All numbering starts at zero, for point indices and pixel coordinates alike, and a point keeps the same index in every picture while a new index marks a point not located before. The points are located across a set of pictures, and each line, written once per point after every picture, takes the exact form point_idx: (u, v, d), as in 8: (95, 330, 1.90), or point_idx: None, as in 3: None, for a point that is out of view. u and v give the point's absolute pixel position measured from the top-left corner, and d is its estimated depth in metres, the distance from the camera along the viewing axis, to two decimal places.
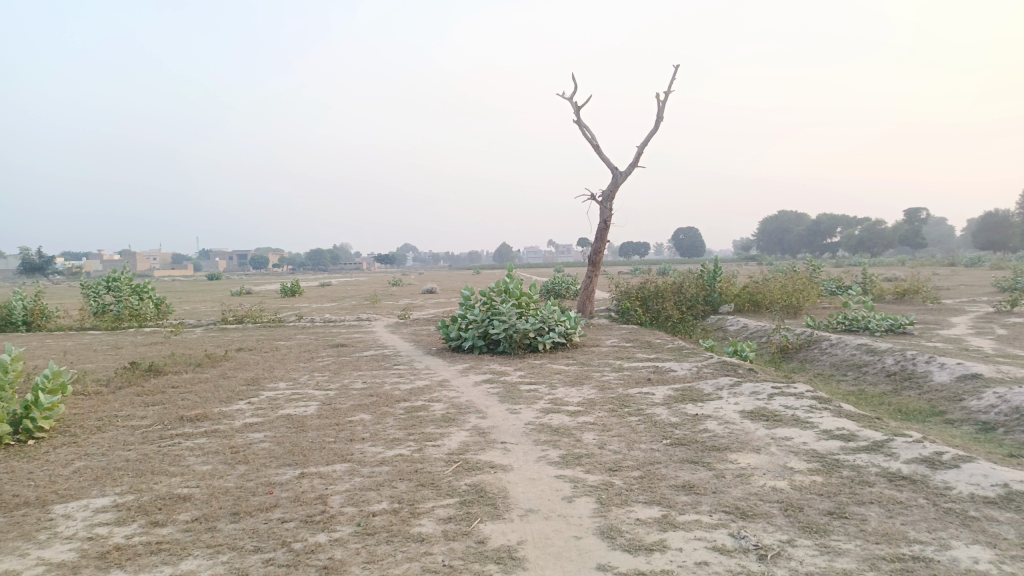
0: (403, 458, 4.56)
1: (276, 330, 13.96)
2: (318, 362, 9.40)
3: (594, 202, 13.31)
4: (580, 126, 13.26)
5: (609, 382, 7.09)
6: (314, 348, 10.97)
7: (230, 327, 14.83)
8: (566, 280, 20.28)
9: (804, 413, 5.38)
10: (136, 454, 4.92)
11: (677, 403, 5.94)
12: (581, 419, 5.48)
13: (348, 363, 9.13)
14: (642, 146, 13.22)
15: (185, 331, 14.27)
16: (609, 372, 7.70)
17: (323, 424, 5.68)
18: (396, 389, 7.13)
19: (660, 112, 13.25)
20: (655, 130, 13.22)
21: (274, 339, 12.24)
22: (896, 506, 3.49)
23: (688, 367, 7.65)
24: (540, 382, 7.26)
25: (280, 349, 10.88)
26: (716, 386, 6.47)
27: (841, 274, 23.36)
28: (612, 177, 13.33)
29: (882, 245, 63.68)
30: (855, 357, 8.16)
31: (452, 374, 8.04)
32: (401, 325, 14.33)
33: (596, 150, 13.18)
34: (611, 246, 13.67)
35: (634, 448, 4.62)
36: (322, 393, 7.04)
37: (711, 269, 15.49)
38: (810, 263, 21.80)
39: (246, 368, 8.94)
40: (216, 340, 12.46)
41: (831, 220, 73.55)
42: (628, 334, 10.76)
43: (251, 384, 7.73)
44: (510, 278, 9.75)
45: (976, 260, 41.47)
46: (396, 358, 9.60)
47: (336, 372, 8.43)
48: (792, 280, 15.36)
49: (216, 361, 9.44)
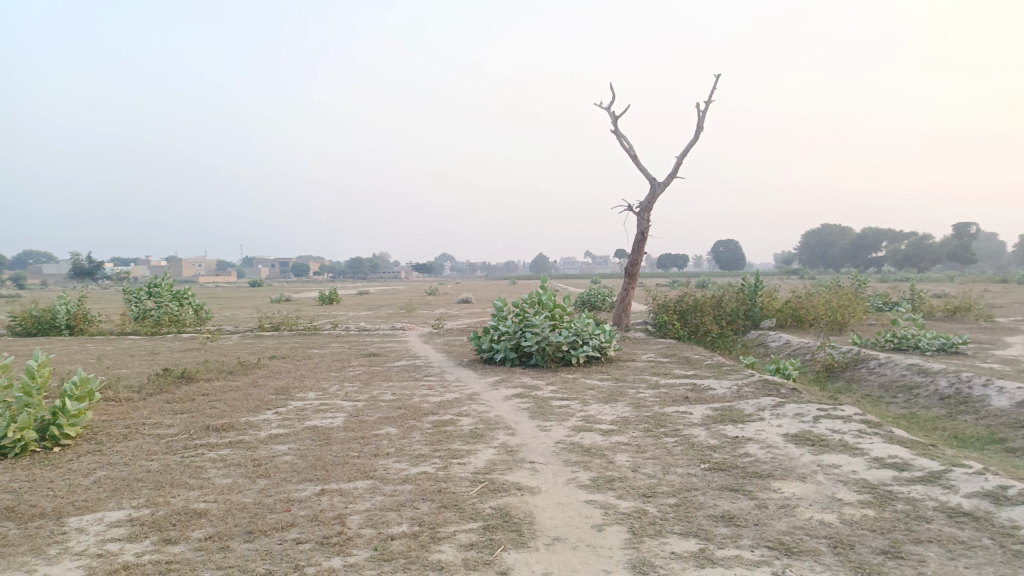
0: (427, 477, 4.38)
1: (310, 338, 13.99)
2: (349, 372, 9.32)
3: (631, 213, 13.05)
4: (618, 136, 13.03)
5: (644, 399, 6.83)
6: (346, 357, 10.91)
7: (265, 334, 14.90)
8: (602, 292, 20.00)
9: (853, 439, 5.07)
10: (158, 464, 4.84)
11: (715, 424, 5.67)
12: (614, 439, 5.25)
13: (378, 373, 9.03)
14: (682, 156, 12.93)
15: (222, 337, 14.39)
16: (645, 388, 7.43)
17: (348, 437, 5.55)
18: (425, 401, 6.97)
19: (700, 121, 12.95)
20: (695, 140, 12.91)
21: (307, 348, 12.24)
22: (958, 546, 3.19)
23: (728, 385, 7.35)
24: (573, 398, 7.03)
25: (312, 358, 10.84)
26: (758, 407, 6.17)
27: (888, 290, 22.62)
28: (650, 188, 13.05)
29: (930, 260, 61.85)
30: (905, 378, 7.75)
31: (483, 387, 7.86)
32: (434, 335, 14.23)
33: (634, 159, 12.92)
34: (648, 258, 13.39)
35: (670, 472, 4.37)
36: (350, 404, 6.92)
37: (752, 283, 15.08)
38: (856, 278, 21.14)
39: (277, 376, 8.89)
40: (250, 347, 12.50)
41: (877, 234, 71.75)
42: (665, 348, 10.46)
43: (280, 394, 7.65)
44: (544, 289, 9.56)
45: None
46: (427, 369, 9.48)
47: (366, 382, 8.33)
48: (837, 295, 14.86)
49: (247, 369, 9.42)
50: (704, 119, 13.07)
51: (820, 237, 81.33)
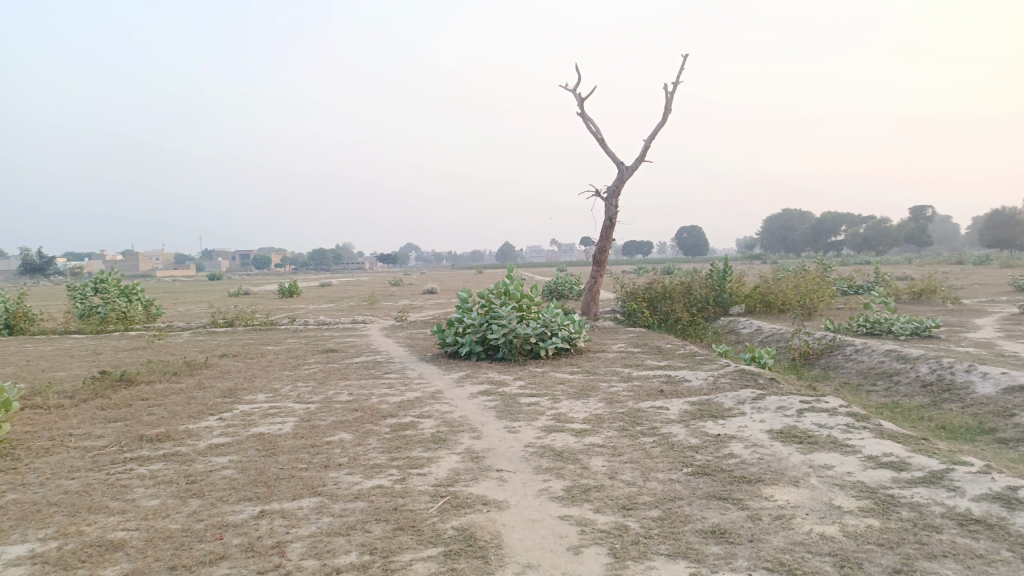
0: (383, 493, 3.92)
1: (266, 334, 13.36)
2: (305, 370, 8.77)
3: (599, 199, 12.68)
4: (584, 119, 12.62)
5: (618, 394, 6.45)
6: (303, 354, 10.34)
7: (219, 330, 14.21)
8: (569, 280, 19.65)
9: (842, 435, 4.74)
10: (79, 484, 4.29)
11: (695, 420, 5.30)
12: (588, 440, 4.85)
13: (336, 371, 8.51)
14: (650, 139, 12.56)
15: (172, 335, 13.68)
16: (618, 382, 7.05)
17: (297, 446, 5.05)
18: (384, 402, 6.49)
19: (667, 104, 12.61)
20: (662, 122, 12.57)
21: (262, 344, 11.63)
22: (977, 561, 2.84)
23: (704, 377, 7.00)
24: (542, 394, 6.62)
25: (266, 355, 10.25)
26: (737, 400, 5.83)
27: (854, 274, 22.67)
28: (618, 172, 12.68)
29: (888, 243, 62.88)
30: (884, 365, 7.50)
31: (447, 383, 7.40)
32: (397, 329, 13.71)
33: (601, 144, 12.53)
34: (616, 244, 13.03)
35: (650, 479, 3.97)
36: (303, 407, 6.40)
37: (721, 268, 14.84)
38: (821, 262, 21.12)
39: (226, 376, 8.31)
40: (201, 344, 11.85)
41: (836, 218, 72.78)
42: (635, 338, 10.10)
43: (227, 396, 7.09)
44: (510, 278, 9.12)
45: (984, 258, 40.77)
46: (388, 365, 8.98)
47: (322, 381, 7.80)
48: (806, 280, 14.71)
49: (195, 369, 8.81)
50: (671, 102, 12.74)
51: (781, 223, 82.27)
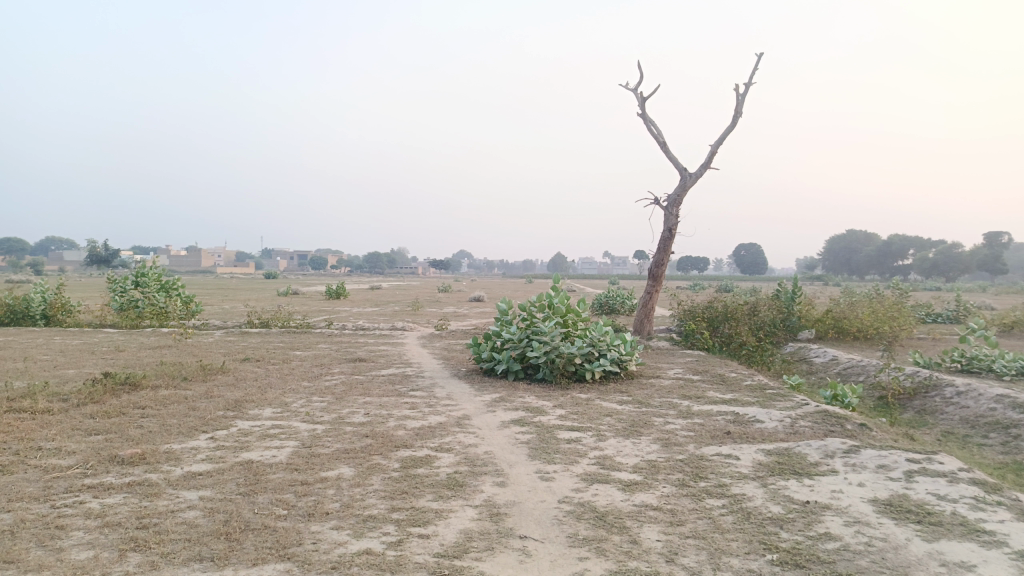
0: (369, 562, 3.01)
1: (299, 337, 12.70)
2: (325, 381, 7.97)
3: (657, 208, 11.65)
4: (645, 120, 11.61)
5: (676, 435, 5.43)
6: (329, 362, 9.54)
7: (252, 331, 13.61)
8: (621, 294, 18.57)
9: (973, 514, 3.63)
10: (10, 520, 3.50)
11: (774, 480, 4.26)
12: (639, 499, 3.86)
13: (358, 385, 7.69)
14: (717, 144, 11.48)
15: (204, 333, 13.16)
16: (675, 418, 6.01)
17: (287, 481, 4.20)
18: (401, 427, 5.60)
19: (738, 106, 11.50)
20: (732, 126, 11.47)
21: (290, 349, 10.94)
22: None
23: (778, 417, 5.90)
24: (585, 428, 5.65)
25: (291, 362, 9.50)
26: (824, 453, 4.77)
27: (931, 301, 20.94)
28: (680, 179, 11.62)
29: (960, 269, 59.54)
30: (997, 413, 6.27)
31: (477, 407, 6.48)
32: (435, 338, 12.87)
33: (663, 147, 11.50)
34: (674, 258, 11.95)
35: (722, 568, 2.97)
36: (308, 429, 5.55)
37: (789, 289, 13.60)
38: (896, 288, 19.52)
39: (239, 385, 7.57)
40: (228, 346, 11.23)
41: (905, 242, 69.59)
42: (694, 363, 9.00)
43: (230, 410, 6.31)
44: (555, 290, 8.19)
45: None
46: (416, 380, 8.12)
47: (339, 397, 6.98)
48: (885, 306, 13.32)
49: (210, 374, 8.09)
50: (742, 104, 11.63)
51: (844, 244, 79.20)
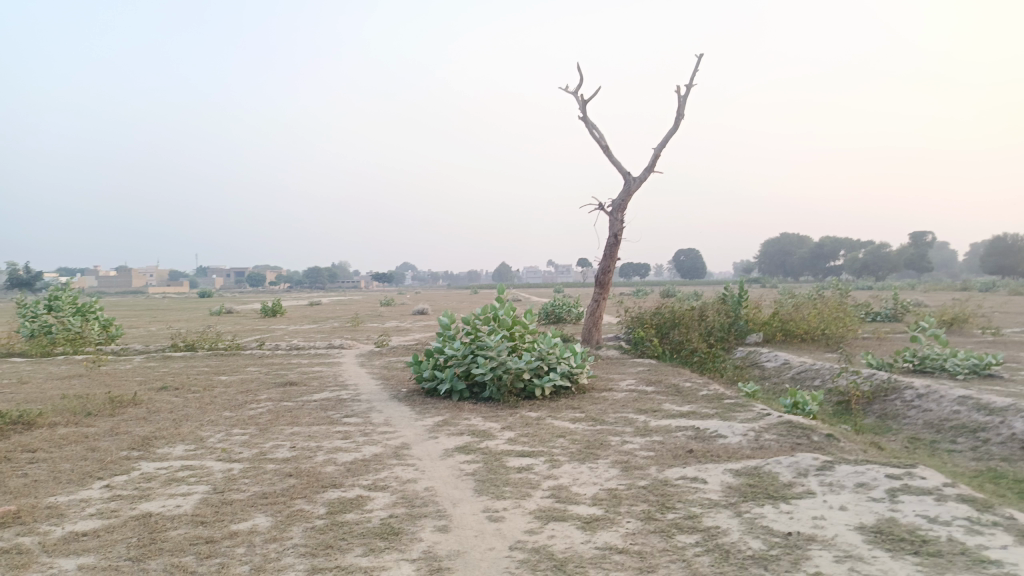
0: None
1: (226, 360, 11.84)
2: (250, 409, 7.26)
3: (602, 213, 11.28)
4: (587, 124, 11.25)
5: (635, 456, 4.96)
6: (256, 387, 8.78)
7: (176, 355, 12.67)
8: (566, 302, 18.19)
9: (971, 539, 3.25)
10: None
11: (748, 506, 3.82)
12: (602, 540, 3.37)
13: (286, 413, 7.00)
14: (661, 147, 11.19)
15: (122, 359, 12.18)
16: (632, 437, 5.56)
17: (190, 538, 3.55)
18: (330, 463, 4.98)
19: (680, 108, 11.25)
20: (675, 128, 11.21)
21: (215, 374, 10.11)
22: None
23: (741, 431, 5.51)
24: (536, 453, 5.14)
25: (214, 388, 8.72)
26: (797, 472, 4.37)
27: (870, 300, 21.24)
28: (624, 184, 11.29)
29: (889, 268, 61.61)
30: (962, 416, 6.03)
31: (417, 433, 5.89)
32: (374, 356, 12.19)
33: (606, 151, 11.15)
34: (621, 264, 11.60)
35: None
36: (224, 469, 4.88)
37: (736, 293, 13.43)
38: (836, 288, 19.71)
39: (151, 418, 6.80)
40: (146, 374, 10.33)
41: (836, 243, 71.76)
42: (645, 373, 8.60)
43: (136, 449, 5.57)
44: (500, 302, 7.69)
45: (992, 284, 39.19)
46: (351, 404, 7.48)
47: (264, 428, 6.30)
48: (830, 307, 13.25)
49: (119, 407, 7.28)
50: (684, 106, 11.39)
51: (779, 246, 81.24)
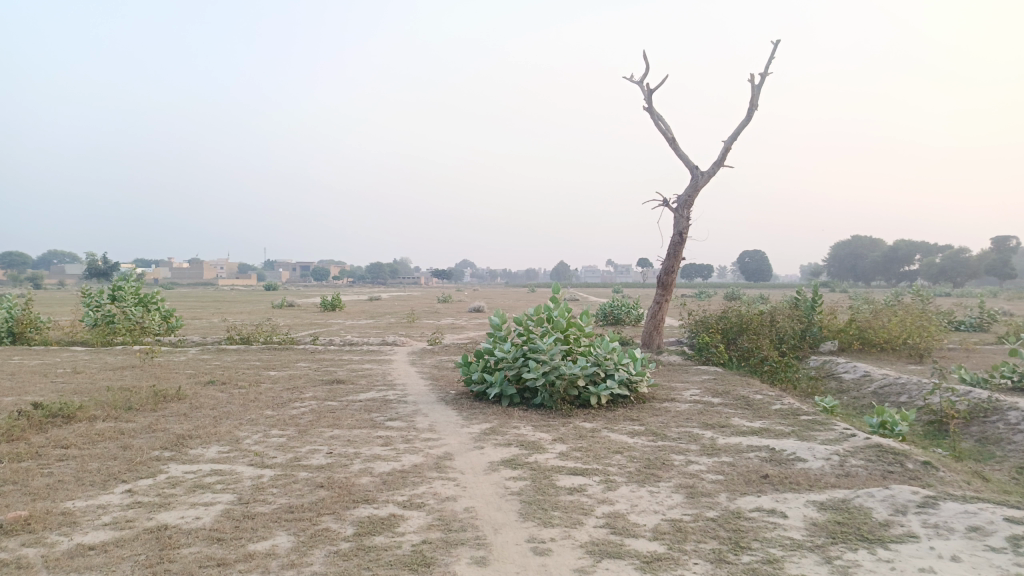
0: None
1: (278, 355, 11.70)
2: (293, 408, 6.98)
3: (667, 210, 10.68)
4: (652, 115, 10.65)
5: (703, 481, 4.42)
6: (303, 384, 8.53)
7: (230, 348, 12.63)
8: (627, 303, 17.58)
9: None
10: None
11: (839, 551, 3.25)
12: None
13: (328, 413, 6.69)
14: (731, 140, 10.52)
15: (177, 351, 12.18)
16: (698, 456, 5.01)
17: (202, 559, 3.20)
18: (366, 474, 4.60)
19: (753, 99, 10.55)
20: (747, 120, 10.52)
21: (264, 369, 9.93)
22: None
23: (824, 454, 4.89)
24: (590, 472, 4.64)
25: (261, 384, 8.51)
26: (894, 508, 3.77)
27: (953, 308, 19.92)
28: (691, 178, 10.66)
29: (968, 274, 58.48)
30: None
31: (462, 442, 5.48)
32: (426, 354, 11.87)
33: (672, 144, 10.54)
34: (685, 265, 10.97)
35: None
36: (253, 476, 4.55)
37: (809, 298, 12.61)
38: (916, 294, 18.52)
39: (191, 415, 6.59)
40: (198, 366, 10.24)
41: (912, 247, 68.60)
42: (711, 382, 7.98)
43: (169, 449, 5.32)
44: (555, 302, 7.24)
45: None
46: (397, 406, 7.12)
47: (303, 430, 5.98)
48: (914, 315, 12.31)
49: (163, 402, 7.10)
50: (758, 96, 10.68)
51: (850, 249, 78.19)
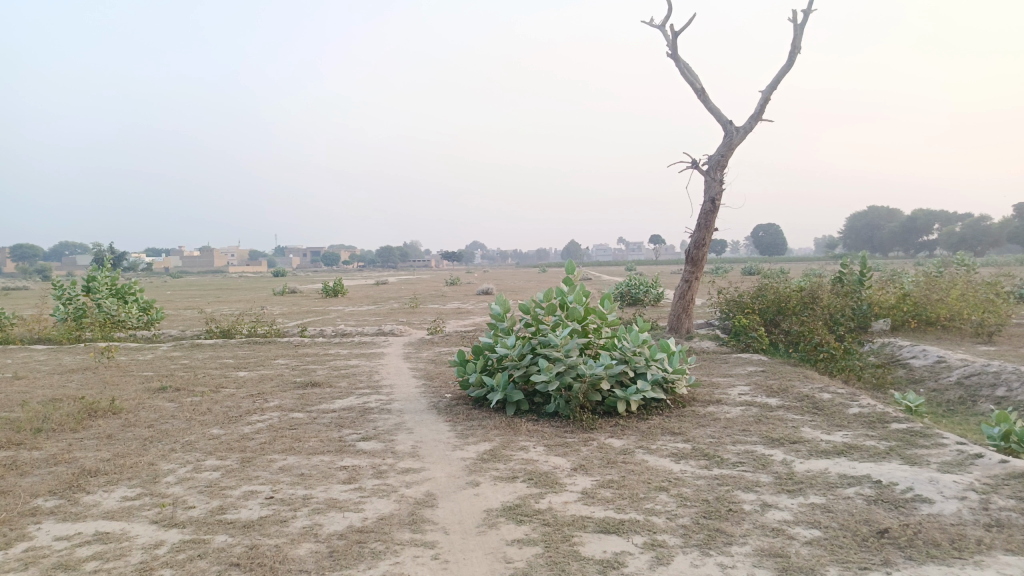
0: None
1: (258, 350, 10.38)
2: (248, 424, 5.62)
3: (696, 173, 9.23)
4: (678, 64, 9.16)
5: (795, 543, 3.02)
6: (271, 389, 7.18)
7: (207, 343, 11.32)
8: (643, 282, 16.17)
9: None
10: None
11: None
12: None
13: (289, 431, 5.32)
14: (771, 88, 9.05)
15: (148, 348, 10.90)
16: (777, 495, 3.60)
17: None
18: (309, 538, 3.22)
19: (796, 40, 9.05)
20: (788, 64, 9.04)
21: (235, 369, 8.61)
22: None
23: (954, 491, 3.47)
24: (630, 527, 3.24)
25: (221, 390, 7.17)
26: None
27: (998, 280, 18.25)
28: (724, 136, 9.18)
29: (991, 242, 56.36)
30: None
31: (451, 477, 4.09)
32: (424, 346, 10.50)
33: (701, 96, 9.06)
34: (716, 236, 9.52)
35: None
36: (146, 547, 3.19)
37: (855, 271, 11.15)
38: (960, 266, 16.92)
39: (117, 437, 5.24)
40: (162, 367, 8.95)
41: (932, 216, 66.46)
42: (761, 377, 6.56)
43: (60, 493, 3.96)
44: (571, 286, 5.88)
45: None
46: (377, 417, 5.75)
47: (249, 459, 4.61)
48: (977, 288, 10.81)
49: (89, 419, 5.75)
50: (800, 39, 9.18)
51: (868, 219, 76.05)
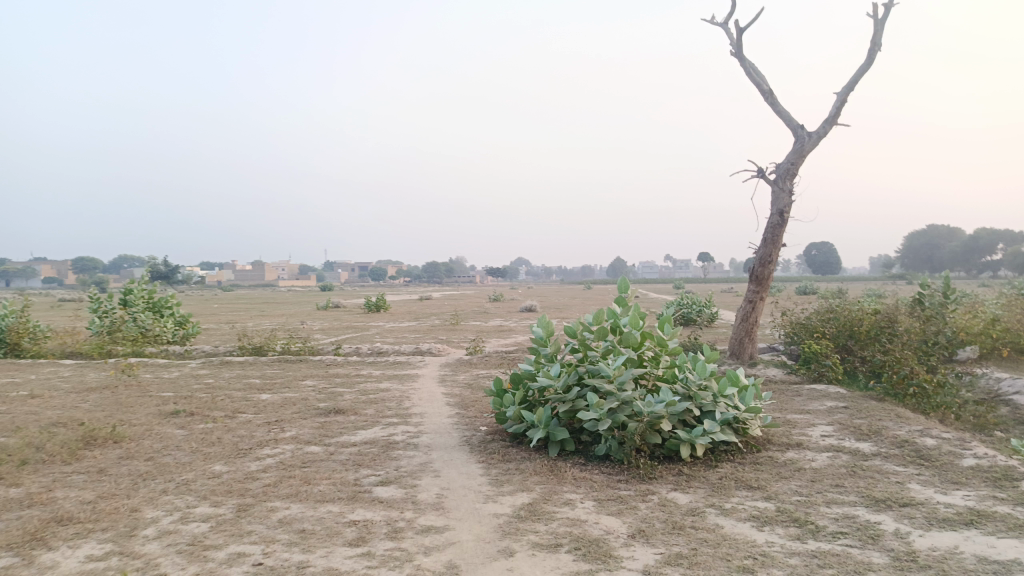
0: None
1: (288, 369, 9.83)
2: (256, 459, 4.97)
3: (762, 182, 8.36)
4: (744, 63, 8.34)
5: None
6: (291, 416, 6.54)
7: (237, 360, 10.86)
8: (696, 301, 15.24)
9: None
10: None
11: None
12: None
13: (300, 470, 4.64)
14: (848, 88, 8.16)
15: (177, 364, 10.48)
16: None
17: None
18: None
19: (877, 35, 8.15)
20: (868, 62, 8.13)
21: (260, 390, 8.04)
22: None
23: None
24: None
25: (238, 415, 6.57)
26: None
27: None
28: (794, 142, 8.31)
29: None
30: None
31: (480, 541, 3.33)
32: (461, 367, 9.81)
33: (769, 98, 8.21)
34: (783, 252, 8.61)
35: None
36: None
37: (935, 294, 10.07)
38: None
39: (108, 472, 4.64)
40: (185, 385, 8.45)
41: (997, 235, 63.39)
42: (846, 416, 5.65)
43: (16, 548, 3.33)
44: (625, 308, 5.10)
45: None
46: (401, 454, 5.04)
47: (246, 506, 3.94)
48: None
49: (85, 449, 5.18)
50: (880, 33, 8.27)
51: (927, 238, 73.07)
